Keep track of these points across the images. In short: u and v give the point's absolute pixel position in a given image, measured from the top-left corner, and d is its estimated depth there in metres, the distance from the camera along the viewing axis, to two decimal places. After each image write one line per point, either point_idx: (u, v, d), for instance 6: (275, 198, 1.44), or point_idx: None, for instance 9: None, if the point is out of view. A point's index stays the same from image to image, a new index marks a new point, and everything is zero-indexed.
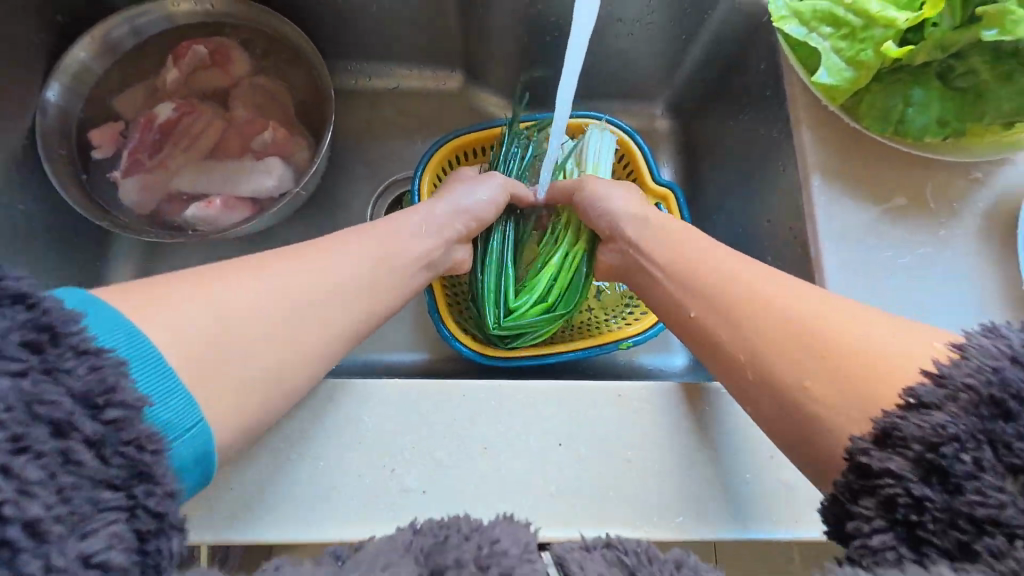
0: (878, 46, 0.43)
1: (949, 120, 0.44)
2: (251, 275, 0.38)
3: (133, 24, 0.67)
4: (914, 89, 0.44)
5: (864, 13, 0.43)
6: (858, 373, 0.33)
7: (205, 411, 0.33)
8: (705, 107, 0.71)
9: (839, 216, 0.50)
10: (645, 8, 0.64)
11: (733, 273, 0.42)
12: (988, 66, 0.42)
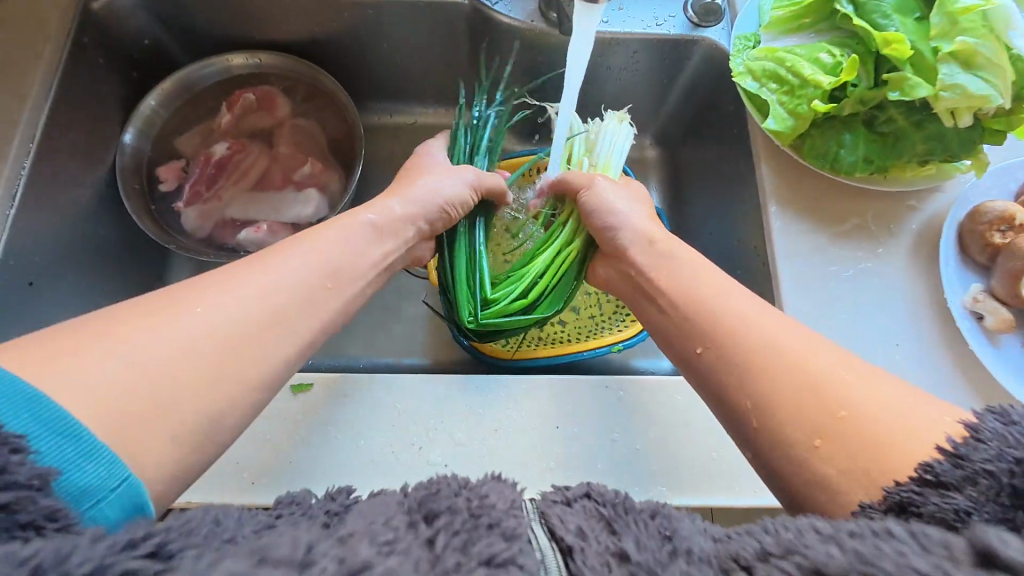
0: (811, 101, 0.53)
1: (875, 159, 0.53)
2: (190, 304, 0.39)
3: (194, 77, 0.79)
4: (845, 134, 0.53)
5: (800, 75, 0.53)
6: (866, 439, 0.35)
7: (131, 466, 0.33)
8: (686, 139, 0.81)
9: (792, 236, 0.59)
10: (630, 58, 0.74)
11: (742, 317, 0.44)
12: (901, 116, 0.51)
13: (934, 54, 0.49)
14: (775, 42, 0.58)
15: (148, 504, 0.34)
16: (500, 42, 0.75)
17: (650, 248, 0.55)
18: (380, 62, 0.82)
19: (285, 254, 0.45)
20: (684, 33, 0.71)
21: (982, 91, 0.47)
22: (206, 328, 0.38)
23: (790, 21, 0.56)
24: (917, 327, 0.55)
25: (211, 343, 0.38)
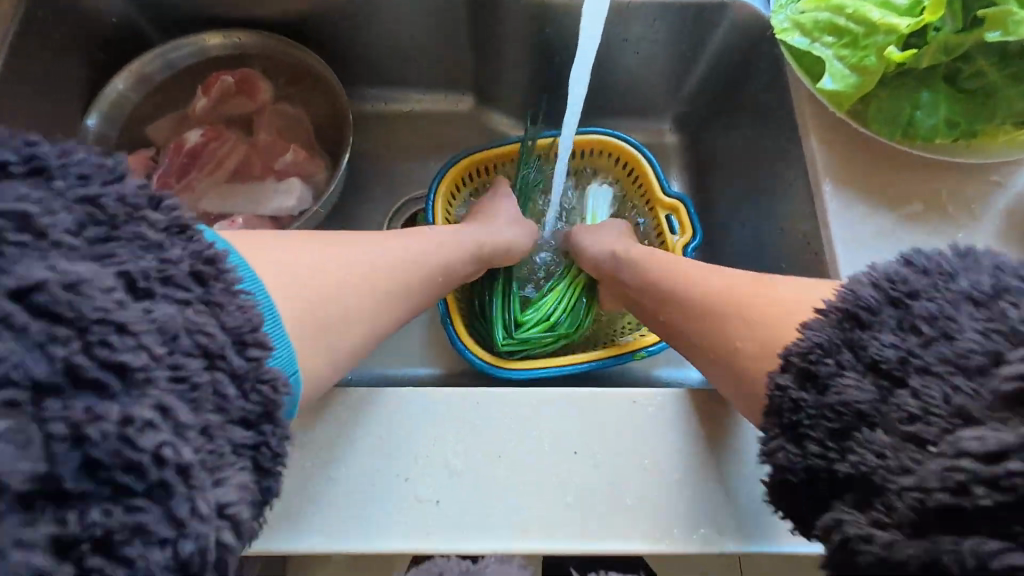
0: (881, 52, 0.43)
1: (961, 120, 0.44)
2: (345, 248, 0.46)
3: (166, 58, 0.71)
4: (922, 92, 0.44)
5: (864, 22, 0.44)
6: (775, 323, 0.41)
7: (303, 361, 0.40)
8: (712, 120, 0.72)
9: (852, 220, 0.50)
10: (650, 27, 0.66)
11: (707, 281, 0.50)
12: (995, 66, 0.42)
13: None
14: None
15: (294, 406, 0.40)
16: (504, 12, 0.67)
17: (632, 258, 0.58)
18: (371, 41, 0.74)
19: (399, 239, 0.51)
20: None
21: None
22: (366, 277, 0.46)
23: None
24: None
25: (371, 292, 0.46)
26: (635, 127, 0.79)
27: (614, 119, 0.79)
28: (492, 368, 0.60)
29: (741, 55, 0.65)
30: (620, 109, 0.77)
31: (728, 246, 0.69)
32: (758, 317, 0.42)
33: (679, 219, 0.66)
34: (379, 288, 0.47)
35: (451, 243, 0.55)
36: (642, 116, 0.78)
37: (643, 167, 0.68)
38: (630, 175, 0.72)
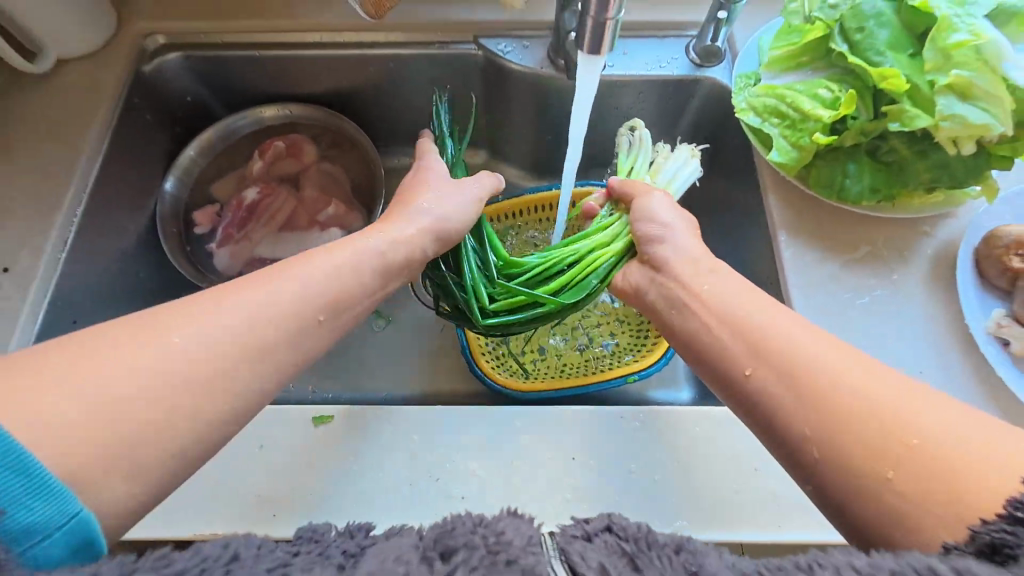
0: (813, 134, 0.55)
1: (881, 187, 0.55)
2: (193, 315, 0.38)
3: (230, 130, 0.85)
4: (849, 163, 0.56)
5: (800, 111, 0.56)
6: (944, 473, 0.33)
7: (82, 501, 0.31)
8: (695, 171, 0.83)
9: (804, 263, 0.60)
10: (636, 97, 0.77)
11: (807, 346, 0.41)
12: (904, 146, 0.53)
13: (931, 87, 0.50)
14: (777, 78, 0.60)
15: (99, 536, 0.32)
16: (513, 87, 0.78)
17: (738, 321, 0.45)
18: (399, 109, 0.86)
19: (283, 275, 0.44)
20: (688, 72, 0.74)
21: (981, 120, 0.49)
22: (238, 324, 0.39)
23: (790, 58, 0.59)
24: (941, 356, 0.54)
25: (232, 331, 0.39)
26: None
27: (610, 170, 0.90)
28: (504, 391, 0.69)
29: (716, 120, 0.76)
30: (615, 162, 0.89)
31: None
32: (874, 423, 0.36)
33: None
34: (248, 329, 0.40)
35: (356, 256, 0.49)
36: None
37: None
38: None
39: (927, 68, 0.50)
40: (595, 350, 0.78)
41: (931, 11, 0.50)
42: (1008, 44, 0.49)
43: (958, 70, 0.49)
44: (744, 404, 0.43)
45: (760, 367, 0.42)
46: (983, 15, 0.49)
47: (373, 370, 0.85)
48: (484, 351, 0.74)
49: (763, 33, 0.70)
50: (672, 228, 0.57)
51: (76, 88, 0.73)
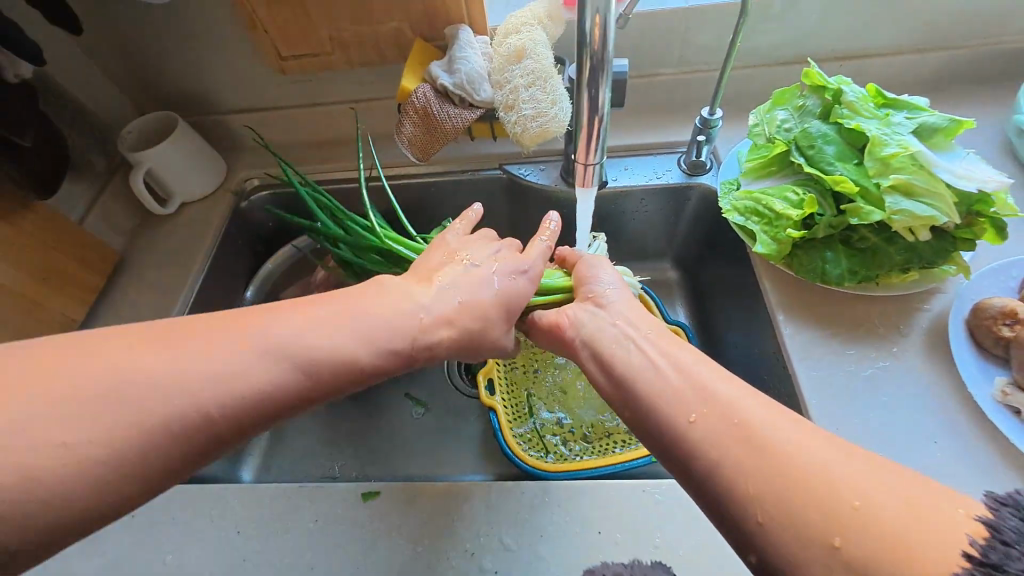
0: (786, 231, 0.65)
1: (859, 270, 0.63)
2: (251, 330, 0.43)
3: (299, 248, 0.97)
4: (826, 251, 0.65)
5: (773, 211, 0.66)
6: (886, 535, 0.32)
7: None
8: (704, 260, 0.93)
9: (803, 340, 0.65)
10: (640, 203, 0.90)
11: (734, 400, 0.42)
12: (873, 234, 0.63)
13: (879, 188, 0.61)
14: (752, 183, 0.71)
15: None
16: (535, 201, 0.93)
17: (686, 371, 0.46)
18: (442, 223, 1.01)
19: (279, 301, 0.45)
20: (682, 181, 0.87)
21: (926, 213, 0.59)
22: (303, 348, 0.43)
23: (759, 168, 0.71)
24: (949, 425, 0.57)
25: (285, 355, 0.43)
26: (642, 267, 1.01)
27: (626, 263, 1.01)
28: (534, 470, 0.72)
29: (714, 217, 0.87)
30: (628, 255, 1.00)
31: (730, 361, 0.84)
32: (812, 479, 0.36)
33: None
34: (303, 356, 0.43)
35: (514, 288, 0.57)
36: (647, 259, 1.00)
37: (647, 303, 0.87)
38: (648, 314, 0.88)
39: (872, 173, 0.61)
40: (621, 431, 0.81)
41: (863, 132, 0.63)
42: (933, 153, 0.61)
43: (899, 174, 0.60)
44: (684, 453, 0.42)
45: (704, 412, 0.42)
46: (907, 134, 0.62)
47: (413, 453, 0.92)
48: (515, 434, 0.79)
49: (739, 147, 0.83)
50: (610, 292, 0.59)
51: (187, 225, 0.91)
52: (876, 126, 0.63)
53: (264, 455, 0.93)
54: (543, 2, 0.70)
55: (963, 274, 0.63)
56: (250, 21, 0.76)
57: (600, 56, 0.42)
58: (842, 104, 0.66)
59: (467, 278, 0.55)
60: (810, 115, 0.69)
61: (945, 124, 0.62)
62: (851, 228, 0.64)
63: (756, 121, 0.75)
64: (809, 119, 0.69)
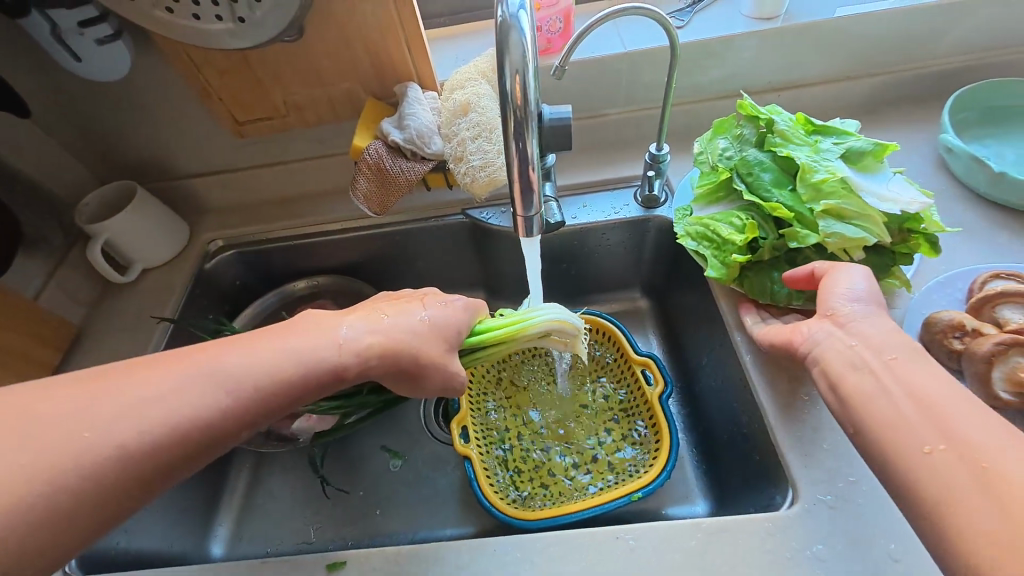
0: (734, 255, 0.67)
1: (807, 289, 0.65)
2: (203, 360, 0.46)
3: (261, 307, 0.96)
4: (774, 273, 0.67)
5: (720, 236, 0.69)
6: None
7: None
8: (671, 288, 0.94)
9: (766, 363, 0.65)
10: (602, 237, 0.92)
11: (959, 429, 0.42)
12: (814, 255, 0.66)
13: (812, 212, 0.65)
14: (702, 209, 0.73)
15: None
16: (499, 243, 0.94)
17: (926, 403, 0.45)
18: (410, 269, 1.01)
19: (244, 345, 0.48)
20: (639, 214, 0.89)
21: (856, 234, 0.62)
22: (233, 374, 0.46)
23: (706, 197, 0.73)
24: None
25: (218, 382, 0.46)
26: (612, 298, 1.02)
27: (596, 296, 1.02)
28: (512, 519, 0.71)
29: (674, 246, 0.89)
30: (598, 288, 1.01)
31: (705, 388, 0.84)
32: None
33: (652, 372, 0.81)
34: (235, 383, 0.46)
35: (446, 319, 0.60)
36: (617, 290, 1.01)
37: (617, 334, 0.86)
38: (615, 346, 0.88)
39: (805, 198, 0.65)
40: (599, 468, 0.80)
41: (795, 159, 0.67)
42: (859, 177, 0.65)
43: (829, 199, 0.64)
44: (903, 477, 0.43)
45: (939, 444, 0.42)
46: (834, 158, 0.66)
47: (391, 510, 0.88)
48: (493, 483, 0.77)
49: (690, 175, 0.86)
50: (862, 312, 0.53)
51: (147, 290, 0.90)
52: (807, 153, 0.67)
53: (235, 525, 0.89)
54: (486, 57, 0.73)
55: (907, 287, 0.65)
56: (203, 91, 0.78)
57: (522, 112, 0.42)
58: (774, 132, 0.70)
59: (398, 316, 0.56)
60: (747, 144, 0.72)
61: (869, 148, 0.66)
62: (794, 250, 0.67)
63: (700, 149, 0.77)
64: (746, 148, 0.72)
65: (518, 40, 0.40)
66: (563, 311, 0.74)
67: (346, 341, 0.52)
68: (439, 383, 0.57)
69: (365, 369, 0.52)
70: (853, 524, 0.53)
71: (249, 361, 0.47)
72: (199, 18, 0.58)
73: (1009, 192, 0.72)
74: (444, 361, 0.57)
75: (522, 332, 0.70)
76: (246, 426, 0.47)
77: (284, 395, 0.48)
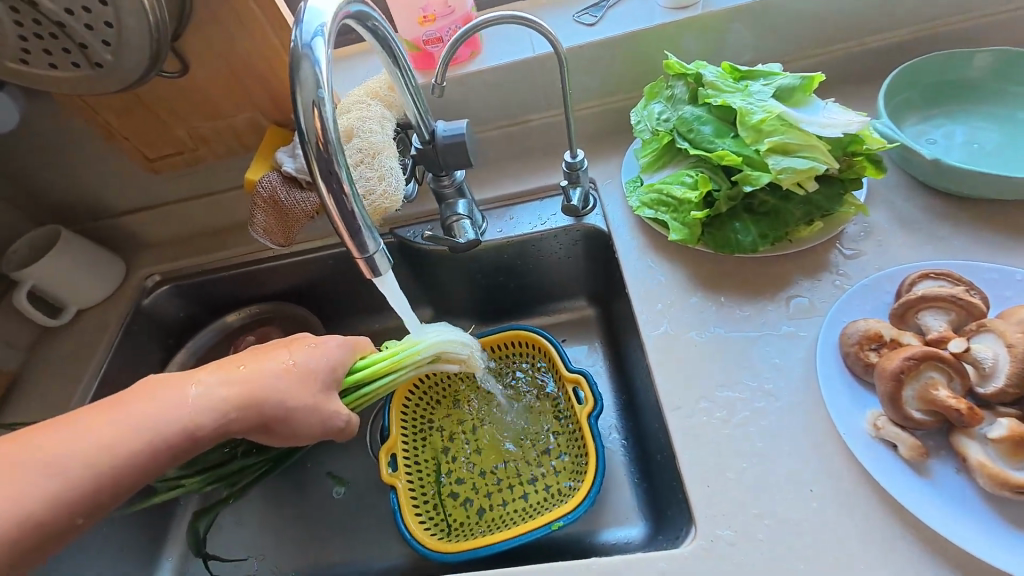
0: (692, 214, 0.64)
1: (768, 233, 0.63)
2: (36, 442, 0.45)
3: (192, 348, 0.95)
4: (736, 223, 0.64)
5: (675, 197, 0.66)
6: None
7: None
8: (612, 295, 0.89)
9: (674, 385, 0.60)
10: (531, 250, 0.88)
11: None
12: (769, 197, 0.63)
13: (758, 153, 0.60)
14: (650, 177, 0.70)
15: None
16: (428, 262, 0.91)
17: None
18: (346, 293, 0.97)
19: (85, 420, 0.47)
20: (568, 222, 0.84)
21: (806, 166, 0.59)
22: (69, 455, 0.45)
23: (653, 161, 0.69)
24: (825, 471, 0.52)
25: (49, 468, 0.45)
26: (557, 308, 0.97)
27: (539, 306, 0.97)
28: (431, 553, 0.68)
29: (606, 254, 0.84)
30: (540, 300, 0.97)
31: (642, 402, 0.79)
32: None
33: (583, 389, 0.77)
34: (65, 468, 0.45)
35: (317, 361, 0.60)
36: (561, 300, 0.96)
37: (550, 350, 0.82)
38: (549, 361, 0.84)
39: (748, 141, 0.60)
40: (533, 492, 0.78)
41: (731, 106, 0.62)
42: (795, 112, 0.61)
43: (773, 137, 0.60)
44: None
45: None
46: (768, 98, 0.61)
47: (329, 541, 0.86)
48: (419, 514, 0.75)
49: (634, 146, 0.83)
50: None
51: (81, 331, 0.90)
52: (739, 98, 0.62)
53: (181, 561, 0.88)
54: (378, 78, 0.71)
55: (860, 211, 0.64)
56: (106, 131, 0.77)
57: (324, 148, 0.40)
58: (705, 85, 0.65)
59: (259, 364, 0.56)
60: (681, 103, 0.67)
61: (798, 83, 0.62)
62: (749, 195, 0.64)
63: (636, 119, 0.73)
64: (681, 106, 0.67)
65: (311, 73, 0.39)
66: (446, 332, 0.72)
67: (198, 401, 0.51)
68: (315, 424, 0.58)
69: (225, 426, 0.52)
70: (753, 564, 0.49)
71: (79, 444, 0.46)
72: (55, 67, 0.57)
73: (948, 178, 0.64)
74: (319, 403, 0.58)
75: (397, 361, 0.69)
76: (82, 512, 0.46)
77: (121, 481, 0.47)
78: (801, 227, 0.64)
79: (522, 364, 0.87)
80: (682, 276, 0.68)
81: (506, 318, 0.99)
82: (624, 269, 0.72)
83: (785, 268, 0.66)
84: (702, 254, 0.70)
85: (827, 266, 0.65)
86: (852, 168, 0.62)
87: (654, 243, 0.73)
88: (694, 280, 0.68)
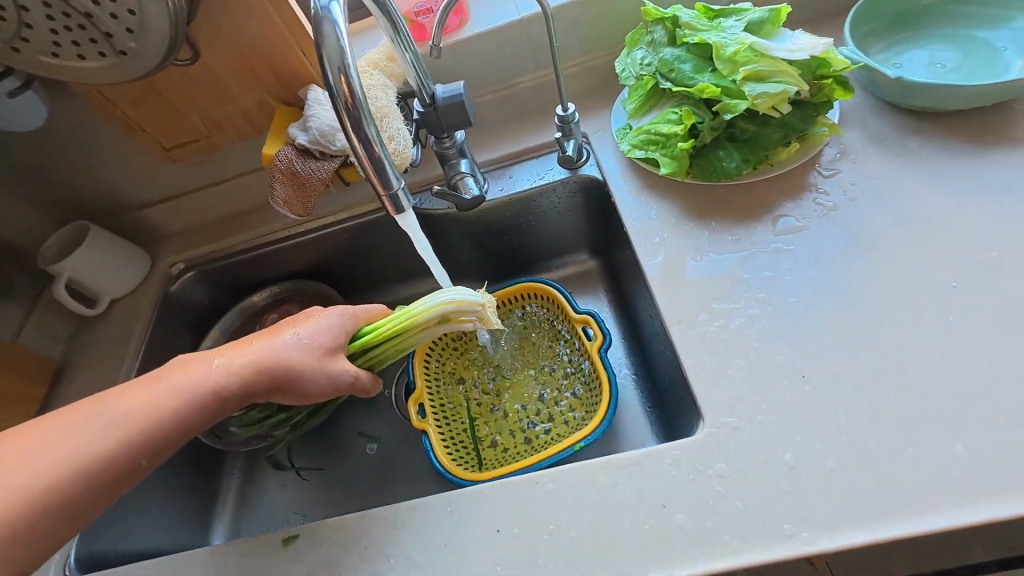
0: (679, 148, 0.69)
1: (750, 158, 0.69)
2: (113, 399, 0.55)
3: (223, 328, 1.01)
4: (720, 151, 0.70)
5: (663, 134, 0.71)
6: None
7: None
8: (613, 242, 0.95)
9: (675, 303, 0.66)
10: (535, 207, 0.93)
11: None
12: (749, 124, 0.69)
13: (734, 83, 0.66)
14: (639, 120, 0.76)
15: None
16: (436, 227, 0.96)
17: None
18: (360, 264, 1.03)
19: (145, 382, 0.58)
20: (566, 174, 0.89)
21: (779, 90, 0.64)
22: (134, 407, 0.55)
23: (640, 105, 0.74)
24: (815, 361, 0.58)
25: (119, 418, 0.54)
26: (562, 263, 1.03)
27: (545, 262, 1.03)
28: (466, 482, 0.74)
29: (604, 203, 0.90)
30: (546, 256, 1.02)
31: (648, 335, 0.85)
32: None
33: (592, 329, 0.83)
34: (130, 419, 0.54)
35: (320, 332, 0.66)
36: (565, 255, 1.02)
37: (558, 296, 0.87)
38: (557, 307, 0.90)
39: (725, 73, 0.66)
40: (553, 425, 0.84)
41: (707, 43, 0.67)
42: (767, 42, 0.66)
43: (747, 68, 0.65)
44: None
45: None
46: (740, 32, 0.67)
47: (369, 491, 0.92)
48: (451, 453, 0.81)
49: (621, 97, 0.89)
50: None
51: (116, 319, 0.96)
52: (713, 35, 0.68)
53: (230, 522, 0.95)
54: (378, 50, 0.76)
55: (833, 130, 0.70)
56: (126, 124, 0.82)
57: (352, 103, 0.46)
58: (681, 27, 0.70)
59: (268, 340, 0.63)
60: (661, 46, 0.72)
61: (766, 16, 0.67)
62: (730, 124, 0.70)
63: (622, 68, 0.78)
64: (661, 49, 0.72)
65: (331, 31, 0.44)
66: (450, 293, 0.73)
67: (220, 366, 0.60)
68: (324, 384, 0.63)
69: (245, 391, 0.60)
70: (755, 443, 0.55)
71: (136, 399, 0.56)
72: (83, 57, 0.62)
73: (911, 97, 0.70)
74: (324, 365, 0.63)
75: (398, 326, 0.71)
76: (145, 454, 0.54)
77: (168, 431, 0.55)
78: (779, 149, 0.70)
79: (533, 312, 0.93)
80: (675, 209, 0.74)
81: (514, 277, 1.05)
82: (620, 208, 0.77)
83: (770, 192, 0.71)
84: (694, 186, 0.75)
85: (808, 187, 0.70)
86: (823, 89, 0.68)
87: (647, 182, 0.78)
88: (687, 211, 0.73)
